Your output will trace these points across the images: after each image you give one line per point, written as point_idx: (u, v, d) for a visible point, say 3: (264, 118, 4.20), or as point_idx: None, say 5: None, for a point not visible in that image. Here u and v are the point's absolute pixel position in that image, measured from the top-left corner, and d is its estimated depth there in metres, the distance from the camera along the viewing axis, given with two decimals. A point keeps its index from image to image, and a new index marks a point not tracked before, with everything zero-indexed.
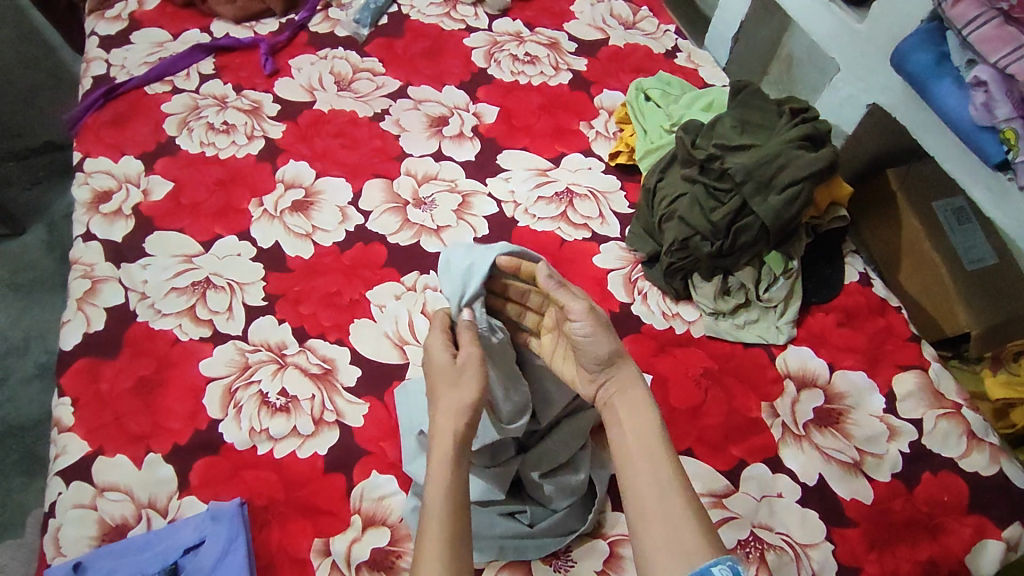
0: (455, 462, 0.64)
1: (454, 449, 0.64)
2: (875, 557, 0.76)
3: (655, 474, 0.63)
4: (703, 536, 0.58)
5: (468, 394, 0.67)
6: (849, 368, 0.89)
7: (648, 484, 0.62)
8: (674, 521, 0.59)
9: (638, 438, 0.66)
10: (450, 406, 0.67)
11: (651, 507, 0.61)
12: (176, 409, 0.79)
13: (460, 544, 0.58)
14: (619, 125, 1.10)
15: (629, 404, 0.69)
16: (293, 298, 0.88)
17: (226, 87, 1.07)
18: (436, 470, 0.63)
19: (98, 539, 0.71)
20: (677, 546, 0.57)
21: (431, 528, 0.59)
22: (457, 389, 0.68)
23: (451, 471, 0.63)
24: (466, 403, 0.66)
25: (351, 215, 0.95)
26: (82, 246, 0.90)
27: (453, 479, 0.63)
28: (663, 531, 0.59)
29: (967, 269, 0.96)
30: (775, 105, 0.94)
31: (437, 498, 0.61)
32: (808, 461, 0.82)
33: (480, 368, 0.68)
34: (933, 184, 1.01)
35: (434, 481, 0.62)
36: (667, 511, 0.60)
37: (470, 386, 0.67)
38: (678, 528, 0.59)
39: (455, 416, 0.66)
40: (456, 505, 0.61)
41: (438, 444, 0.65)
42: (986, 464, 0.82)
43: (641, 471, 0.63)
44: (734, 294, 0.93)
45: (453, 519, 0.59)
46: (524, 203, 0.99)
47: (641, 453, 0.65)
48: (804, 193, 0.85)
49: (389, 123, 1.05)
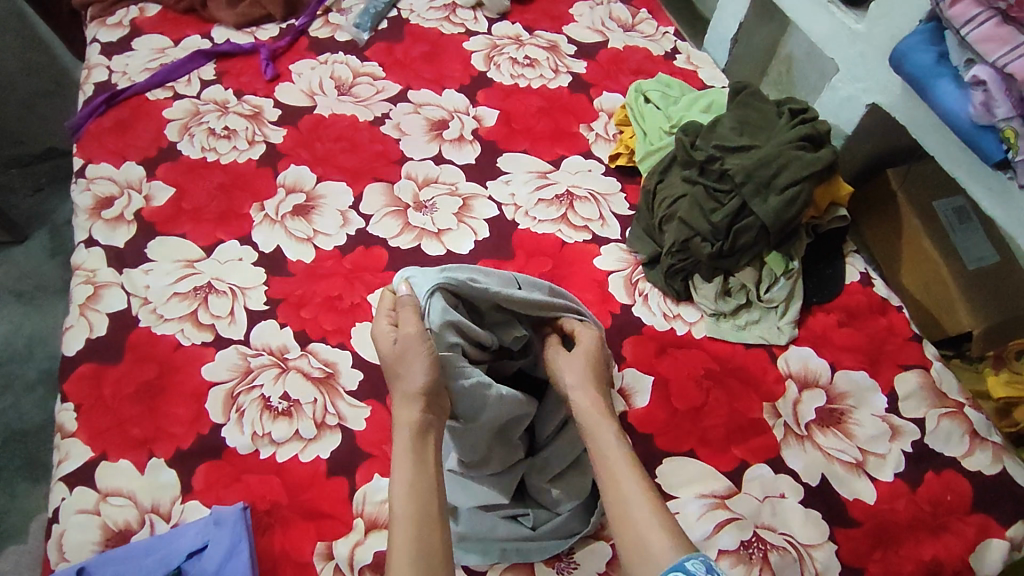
0: (416, 456, 0.66)
1: (418, 445, 0.66)
2: (878, 557, 0.75)
3: (623, 484, 0.67)
4: (667, 537, 0.62)
5: (416, 375, 0.67)
6: (851, 368, 0.89)
7: (613, 492, 0.67)
8: (640, 525, 0.64)
9: (599, 451, 0.70)
10: (407, 394, 0.67)
11: (620, 515, 0.65)
12: (178, 413, 0.79)
13: (426, 539, 0.61)
14: (618, 127, 1.10)
15: (592, 421, 0.72)
16: (295, 301, 0.88)
17: (227, 93, 1.08)
18: (401, 465, 0.65)
19: (101, 544, 0.71)
20: (642, 551, 0.62)
21: (396, 529, 0.61)
22: (407, 370, 0.68)
23: (412, 466, 0.65)
24: (414, 391, 0.67)
25: (351, 219, 0.96)
26: (85, 251, 0.90)
27: (418, 475, 0.65)
28: (628, 536, 0.64)
29: (968, 267, 0.96)
30: (774, 106, 0.94)
31: (404, 495, 0.63)
32: (810, 462, 0.81)
33: (425, 345, 0.67)
34: (935, 184, 1.01)
35: (399, 478, 0.64)
36: (633, 518, 0.64)
37: (420, 372, 0.67)
38: (644, 533, 0.63)
39: (408, 406, 0.67)
40: (423, 499, 0.63)
41: (402, 439, 0.67)
42: (989, 464, 0.82)
43: (608, 481, 0.68)
44: (735, 294, 0.94)
45: (418, 517, 0.62)
46: (524, 205, 0.99)
47: (605, 465, 0.69)
48: (804, 194, 0.86)
49: (389, 126, 1.06)
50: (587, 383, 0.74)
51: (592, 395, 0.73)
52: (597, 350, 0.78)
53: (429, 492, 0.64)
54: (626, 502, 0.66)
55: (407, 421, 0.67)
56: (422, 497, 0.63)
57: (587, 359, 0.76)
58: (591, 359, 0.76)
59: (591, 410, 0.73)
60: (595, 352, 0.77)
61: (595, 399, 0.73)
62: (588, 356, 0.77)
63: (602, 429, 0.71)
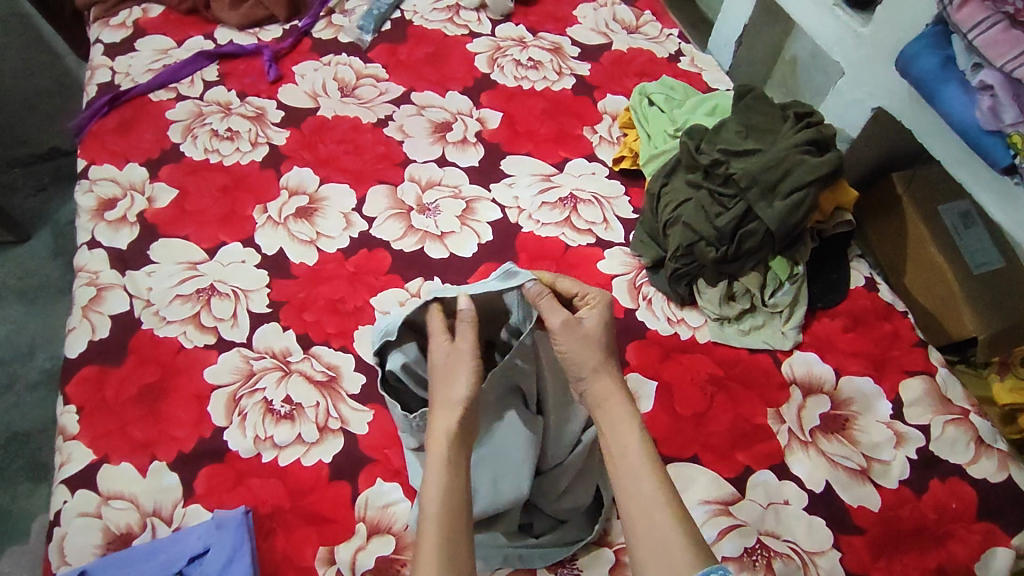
0: (451, 461, 0.62)
1: (453, 449, 0.63)
2: (883, 564, 0.75)
3: (639, 483, 0.60)
4: (689, 547, 0.56)
5: (462, 386, 0.65)
6: (856, 374, 0.89)
7: (629, 491, 0.61)
8: (658, 528, 0.57)
9: (618, 442, 0.63)
10: (447, 402, 0.65)
11: (636, 516, 0.59)
12: (180, 417, 0.78)
13: (453, 550, 0.56)
14: (623, 130, 1.10)
15: (613, 411, 0.65)
16: (298, 304, 0.88)
17: (231, 94, 1.08)
18: (433, 473, 0.61)
19: (103, 548, 0.71)
20: (659, 557, 0.56)
21: (426, 535, 0.57)
22: (449, 381, 0.66)
23: (445, 473, 0.61)
24: (456, 399, 0.65)
25: (354, 222, 0.95)
26: (87, 253, 0.90)
27: (450, 480, 0.61)
28: (643, 536, 0.58)
29: (973, 272, 0.96)
30: (780, 110, 0.94)
31: (434, 500, 0.59)
32: (815, 468, 0.81)
33: (475, 360, 0.67)
34: (940, 188, 1.00)
35: (432, 484, 0.61)
36: (652, 522, 0.58)
37: (463, 383, 0.65)
38: (662, 534, 0.57)
39: (448, 412, 0.64)
40: (452, 507, 0.59)
41: (433, 446, 0.63)
42: (994, 471, 0.81)
43: (629, 479, 0.61)
44: (739, 299, 0.93)
45: (444, 524, 0.58)
46: (528, 208, 0.99)
47: (626, 462, 0.62)
48: (810, 198, 0.85)
49: (392, 129, 1.06)
50: (607, 364, 0.67)
51: (607, 380, 0.67)
52: (603, 326, 0.69)
53: (459, 499, 0.60)
54: (647, 505, 0.59)
55: (437, 429, 0.64)
56: (450, 503, 0.59)
57: (589, 338, 0.68)
58: (598, 336, 0.68)
59: (613, 399, 0.66)
60: (604, 321, 0.69)
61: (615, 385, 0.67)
62: (591, 336, 0.68)
63: (624, 419, 0.65)
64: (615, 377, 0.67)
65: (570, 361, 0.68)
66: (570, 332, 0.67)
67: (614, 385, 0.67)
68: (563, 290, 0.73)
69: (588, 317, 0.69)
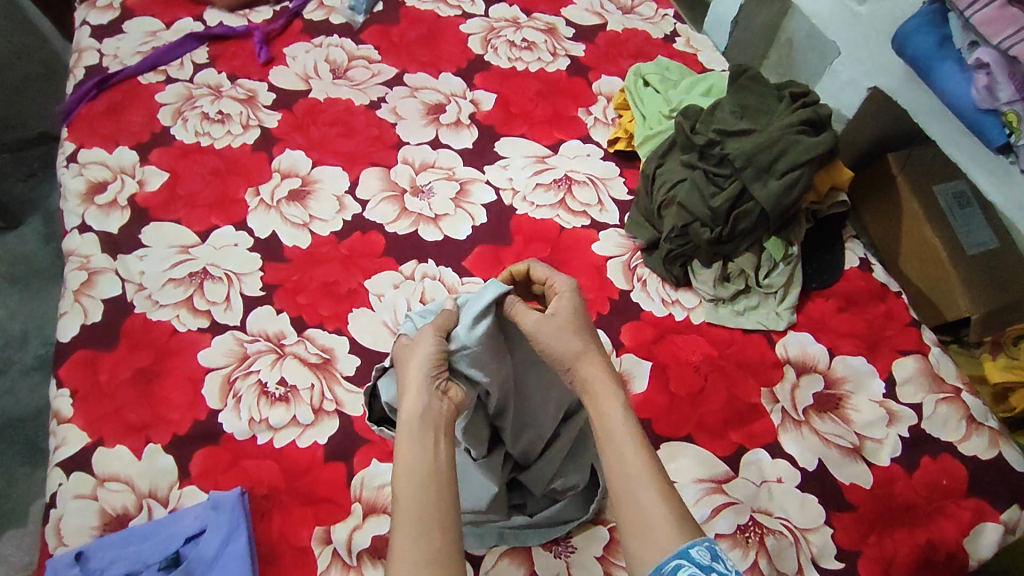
0: (420, 443, 0.58)
1: (419, 429, 0.59)
2: (873, 540, 0.76)
3: (625, 463, 0.57)
4: (674, 521, 0.54)
5: (426, 361, 0.62)
6: (849, 353, 0.89)
7: (615, 470, 0.58)
8: (644, 506, 0.55)
9: (604, 425, 0.60)
10: (410, 383, 0.61)
11: (619, 491, 0.57)
12: (175, 399, 0.78)
13: (426, 536, 0.52)
14: (617, 111, 1.09)
15: (600, 390, 0.62)
16: (292, 287, 0.87)
17: (221, 76, 1.06)
18: (405, 451, 0.57)
19: (99, 529, 0.71)
20: (643, 533, 0.54)
21: (399, 519, 0.53)
22: (411, 360, 0.62)
23: (414, 451, 0.57)
24: (415, 378, 0.61)
25: (348, 204, 0.95)
26: (78, 237, 0.89)
27: (419, 462, 0.56)
28: (629, 515, 0.55)
29: (968, 251, 0.96)
30: (775, 90, 0.94)
31: (405, 483, 0.55)
32: (807, 446, 0.82)
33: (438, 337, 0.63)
34: (935, 167, 0.99)
35: (407, 467, 0.56)
36: (638, 502, 0.55)
37: (422, 362, 0.62)
38: (647, 513, 0.55)
39: (417, 390, 0.60)
40: (419, 489, 0.55)
41: (402, 425, 0.59)
42: (985, 448, 0.82)
43: (614, 458, 0.58)
44: (733, 280, 0.93)
45: (418, 506, 0.54)
46: (523, 190, 0.99)
47: (611, 440, 0.59)
48: (803, 179, 0.85)
49: (385, 110, 1.04)
50: (590, 346, 0.64)
51: (592, 359, 0.63)
52: (573, 308, 0.66)
53: (430, 479, 0.55)
54: (631, 484, 0.56)
55: (409, 406, 0.60)
56: (422, 489, 0.55)
57: (561, 331, 0.64)
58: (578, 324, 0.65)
59: (599, 380, 0.62)
60: (575, 306, 0.66)
61: (601, 368, 0.63)
62: (563, 328, 0.64)
63: (610, 400, 0.61)
64: (602, 358, 0.64)
65: (548, 352, 0.64)
66: (543, 326, 0.64)
67: (601, 368, 0.63)
68: (538, 276, 0.71)
69: (561, 304, 0.66)
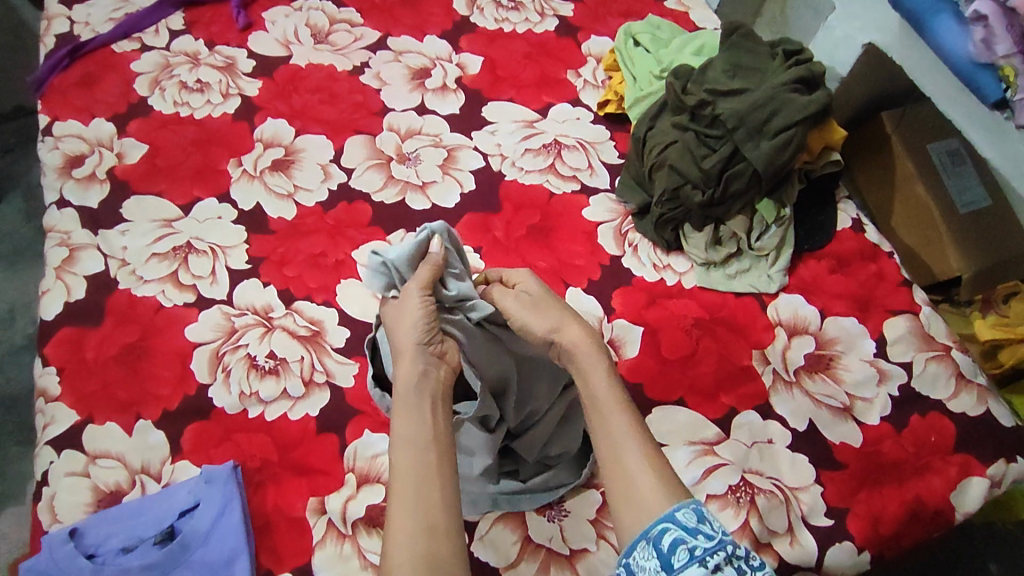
0: (415, 411, 0.59)
1: (414, 398, 0.60)
2: (863, 497, 0.77)
3: (612, 427, 0.58)
4: (661, 485, 0.54)
5: (414, 331, 0.63)
6: (841, 315, 0.89)
7: (603, 436, 0.59)
8: (632, 474, 0.55)
9: (589, 392, 0.61)
10: (402, 349, 0.63)
11: (606, 456, 0.57)
12: (164, 375, 0.78)
13: (423, 503, 0.53)
14: (607, 73, 1.07)
15: (584, 357, 0.63)
16: (278, 260, 0.86)
17: (198, 43, 1.03)
18: (399, 420, 0.59)
19: (93, 506, 0.71)
20: (632, 497, 0.54)
21: (397, 489, 0.54)
22: (400, 327, 0.64)
23: (410, 421, 0.58)
24: (406, 346, 0.63)
25: (333, 173, 0.93)
26: (56, 212, 0.87)
27: (415, 431, 0.58)
28: (617, 480, 0.56)
29: (960, 210, 0.94)
30: (767, 48, 0.92)
31: (402, 453, 0.56)
32: (798, 407, 0.82)
33: (423, 301, 0.63)
34: (930, 126, 0.98)
35: (402, 434, 0.58)
36: (624, 466, 0.56)
37: (414, 324, 0.63)
38: (632, 476, 0.55)
39: (410, 360, 0.62)
40: (417, 455, 0.56)
41: (399, 390, 0.61)
42: (973, 405, 0.83)
43: (601, 425, 0.59)
44: (725, 243, 0.92)
45: (414, 473, 0.54)
46: (511, 156, 0.97)
47: (597, 408, 0.60)
48: (796, 139, 0.84)
49: (369, 76, 1.02)
50: (568, 315, 0.65)
51: (574, 328, 0.64)
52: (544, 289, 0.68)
53: (427, 447, 0.57)
54: (618, 448, 0.57)
55: (402, 373, 0.62)
56: (417, 457, 0.56)
57: (538, 302, 0.66)
58: (551, 299, 0.67)
59: (583, 346, 0.63)
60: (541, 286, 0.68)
61: (581, 332, 0.64)
62: (541, 301, 0.66)
63: (593, 366, 0.62)
64: (581, 324, 0.64)
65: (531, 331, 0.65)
66: (520, 305, 0.66)
67: (582, 332, 0.64)
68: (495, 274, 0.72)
69: (529, 286, 0.68)
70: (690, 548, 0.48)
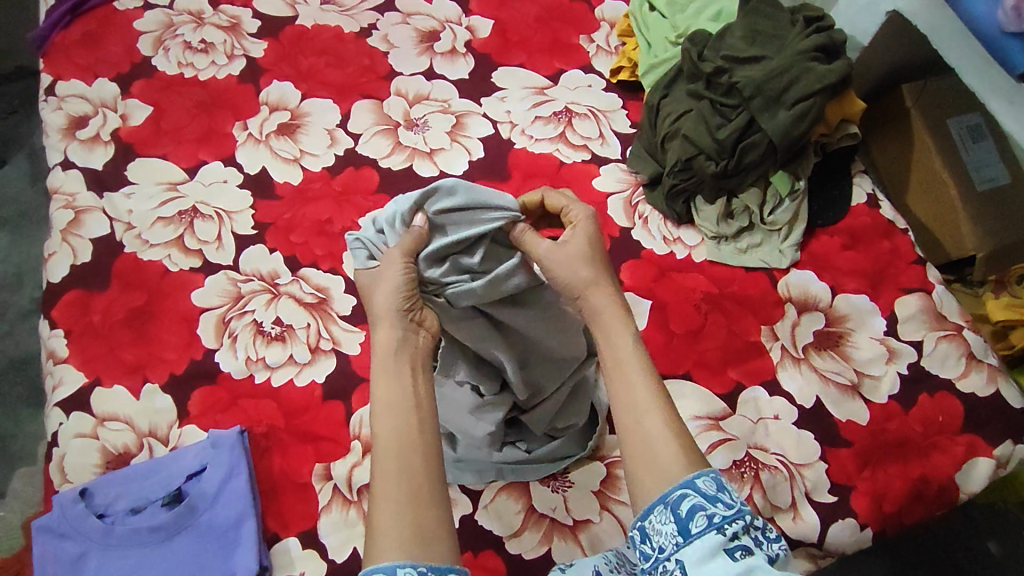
0: (394, 377, 0.54)
1: (393, 363, 0.55)
2: (867, 475, 0.77)
3: (633, 388, 0.55)
4: (681, 451, 0.51)
5: (393, 293, 0.57)
6: (852, 292, 0.88)
7: (623, 397, 0.55)
8: (650, 438, 0.52)
9: (613, 354, 0.56)
10: (379, 313, 0.57)
11: (626, 421, 0.54)
12: (171, 339, 0.78)
13: (408, 471, 0.50)
14: (621, 38, 1.04)
15: (610, 320, 0.58)
16: (284, 226, 0.85)
17: (202, 2, 1.00)
18: (379, 385, 0.54)
19: (102, 467, 0.72)
20: (650, 464, 0.51)
21: (379, 457, 0.50)
22: (377, 289, 0.57)
23: (390, 385, 0.54)
24: (383, 309, 0.56)
25: (339, 138, 0.91)
26: (61, 174, 0.86)
27: (397, 396, 0.53)
28: (637, 447, 0.52)
29: (977, 188, 0.92)
30: (788, 13, 0.88)
31: (382, 417, 0.52)
32: (806, 384, 0.82)
33: (404, 269, 0.57)
34: (951, 99, 0.95)
35: (383, 398, 0.53)
36: (646, 430, 0.52)
37: (392, 288, 0.57)
38: (654, 441, 0.52)
39: (390, 324, 0.56)
40: (399, 421, 0.52)
41: (376, 358, 0.55)
42: (983, 385, 0.82)
43: (622, 387, 0.55)
44: (737, 217, 0.91)
45: (397, 443, 0.51)
46: (521, 123, 0.95)
47: (620, 371, 0.56)
48: (815, 109, 0.82)
49: (377, 38, 0.99)
50: (602, 274, 0.59)
51: (604, 289, 0.58)
52: (585, 232, 0.60)
53: (410, 415, 0.52)
54: (639, 412, 0.53)
55: (379, 340, 0.56)
56: (399, 423, 0.52)
57: (571, 260, 0.58)
58: (586, 250, 0.59)
59: (608, 311, 0.58)
60: (591, 232, 0.60)
61: (609, 295, 0.58)
62: (575, 258, 0.58)
63: (618, 327, 0.57)
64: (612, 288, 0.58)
65: (560, 280, 0.58)
66: (555, 253, 0.58)
67: (610, 295, 0.58)
68: (554, 204, 0.62)
69: (574, 235, 0.59)
70: (710, 515, 0.47)
